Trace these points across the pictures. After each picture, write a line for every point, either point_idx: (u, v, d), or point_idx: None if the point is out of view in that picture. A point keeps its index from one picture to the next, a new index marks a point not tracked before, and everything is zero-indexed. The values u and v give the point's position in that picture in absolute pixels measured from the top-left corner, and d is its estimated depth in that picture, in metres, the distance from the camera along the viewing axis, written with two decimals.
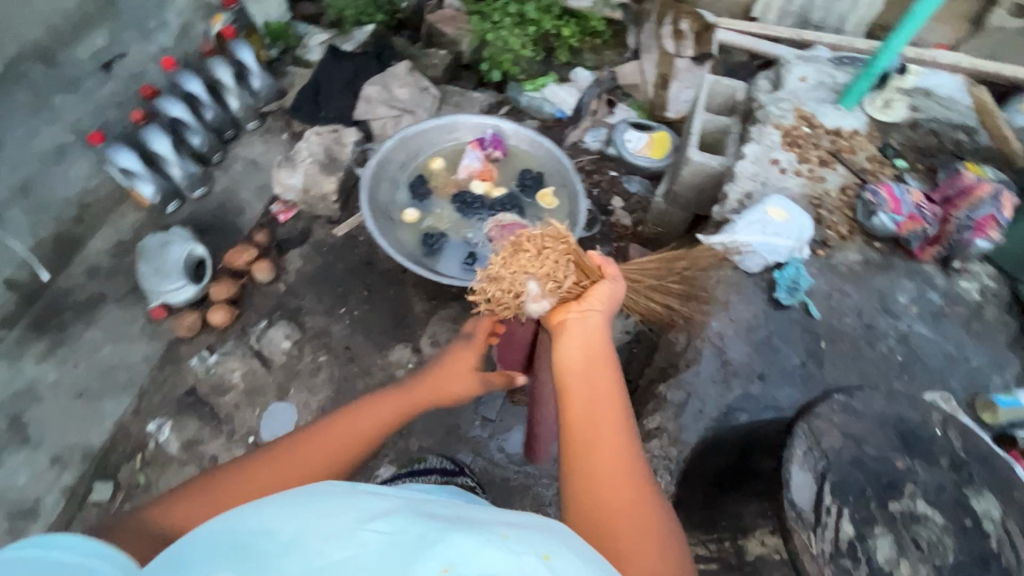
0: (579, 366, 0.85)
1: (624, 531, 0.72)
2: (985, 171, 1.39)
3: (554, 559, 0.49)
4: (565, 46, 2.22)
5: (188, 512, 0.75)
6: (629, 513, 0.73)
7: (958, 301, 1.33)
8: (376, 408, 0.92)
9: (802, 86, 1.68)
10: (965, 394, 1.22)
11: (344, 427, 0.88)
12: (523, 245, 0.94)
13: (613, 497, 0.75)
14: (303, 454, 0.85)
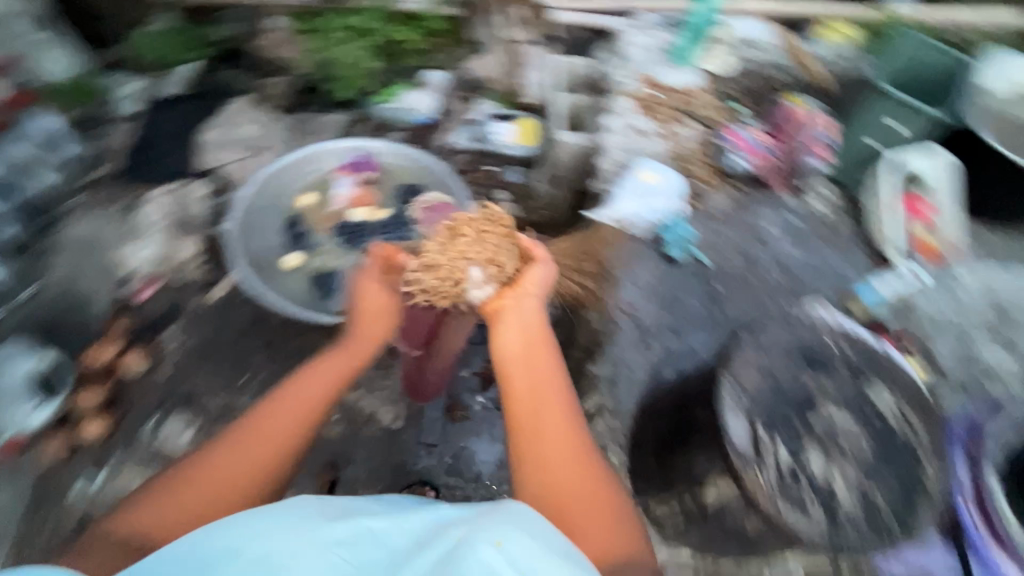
0: (521, 354, 0.92)
1: (576, 511, 0.81)
2: (805, 103, 1.64)
3: (504, 545, 0.70)
4: (410, 52, 2.11)
5: (156, 518, 0.85)
6: (579, 486, 0.83)
7: (814, 218, 1.50)
8: (299, 389, 1.01)
9: (643, 52, 1.84)
10: (836, 296, 1.40)
11: (279, 409, 0.98)
12: (463, 232, 1.04)
13: (563, 478, 0.83)
14: (241, 441, 0.94)
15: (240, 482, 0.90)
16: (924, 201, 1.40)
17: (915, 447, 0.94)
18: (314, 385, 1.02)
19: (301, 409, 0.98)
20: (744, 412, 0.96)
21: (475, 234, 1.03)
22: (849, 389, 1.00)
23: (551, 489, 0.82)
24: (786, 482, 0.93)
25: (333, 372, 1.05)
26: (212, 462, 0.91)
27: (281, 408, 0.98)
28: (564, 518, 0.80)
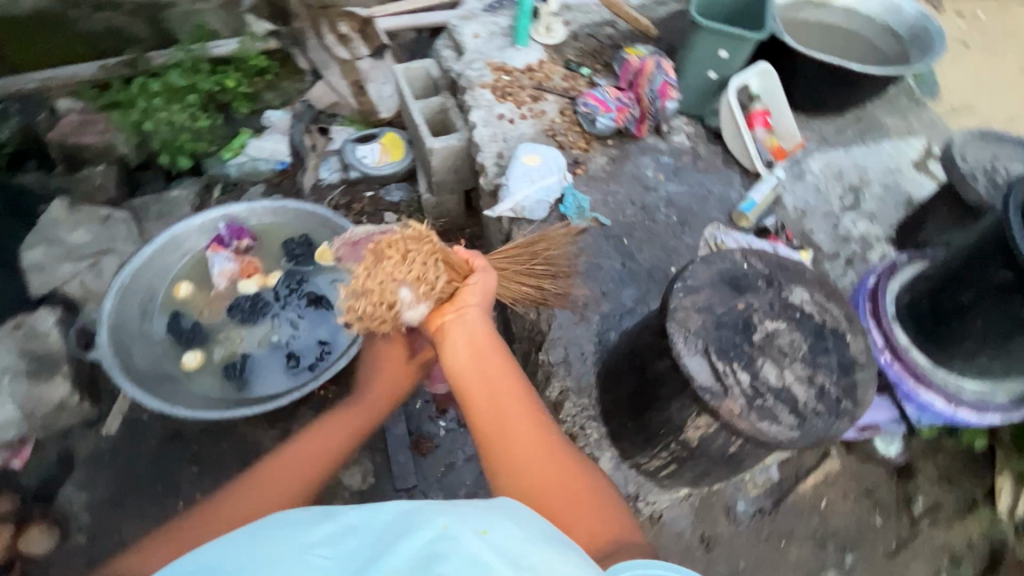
0: (472, 365, 0.80)
1: (562, 504, 0.72)
2: (639, 49, 1.71)
3: (489, 533, 0.57)
4: (240, 97, 2.06)
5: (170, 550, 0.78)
6: (563, 481, 0.74)
7: (683, 152, 1.63)
8: (318, 436, 0.99)
9: (480, 41, 1.82)
10: (726, 216, 1.53)
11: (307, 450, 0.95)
12: (387, 252, 0.87)
13: (543, 476, 0.74)
14: (266, 478, 0.89)
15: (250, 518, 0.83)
16: (765, 113, 1.59)
17: (848, 327, 0.89)
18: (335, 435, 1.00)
19: (315, 459, 0.95)
20: (697, 349, 0.84)
21: (401, 254, 0.86)
22: (775, 297, 0.90)
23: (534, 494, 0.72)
24: (756, 403, 0.80)
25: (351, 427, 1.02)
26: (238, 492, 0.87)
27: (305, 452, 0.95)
28: (554, 520, 0.71)
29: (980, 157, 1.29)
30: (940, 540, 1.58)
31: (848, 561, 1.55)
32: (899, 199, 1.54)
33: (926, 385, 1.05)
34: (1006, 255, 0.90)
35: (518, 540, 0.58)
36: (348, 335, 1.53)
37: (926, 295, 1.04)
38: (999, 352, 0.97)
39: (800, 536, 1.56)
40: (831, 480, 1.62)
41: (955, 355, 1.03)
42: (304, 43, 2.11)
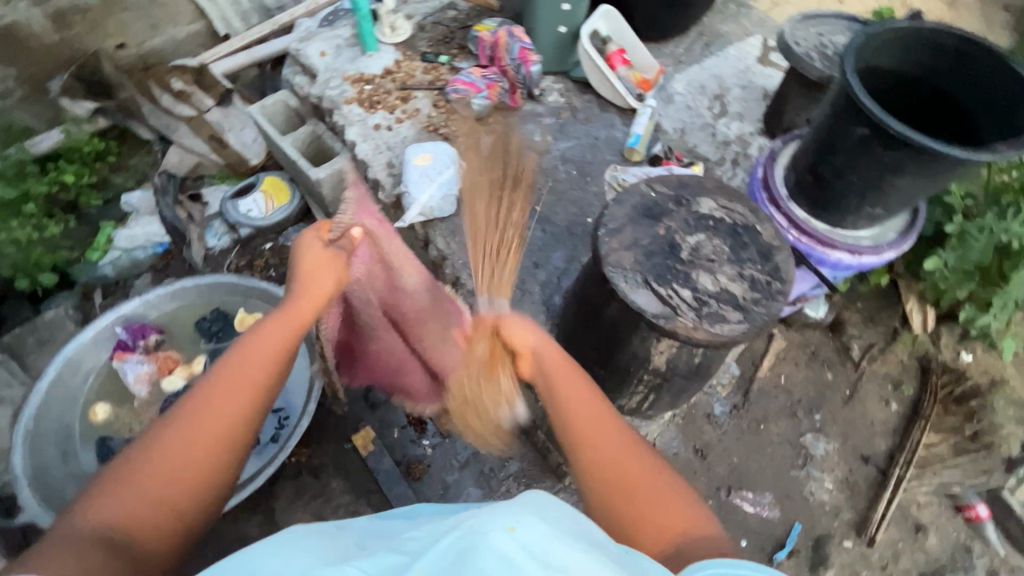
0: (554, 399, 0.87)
1: (650, 513, 0.77)
2: (488, 24, 1.73)
3: (515, 529, 0.50)
4: (87, 190, 1.93)
5: (109, 512, 0.66)
6: (645, 481, 0.80)
7: (561, 108, 1.67)
8: (256, 356, 0.79)
9: (329, 58, 1.76)
10: (618, 155, 1.60)
11: (240, 360, 0.78)
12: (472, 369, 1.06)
13: (627, 473, 0.80)
14: (212, 420, 0.73)
15: (200, 457, 0.71)
16: (621, 51, 1.66)
17: (756, 219, 0.96)
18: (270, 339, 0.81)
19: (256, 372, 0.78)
20: (639, 283, 0.89)
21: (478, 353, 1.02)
22: (687, 214, 0.96)
23: (620, 492, 0.79)
24: (704, 311, 0.86)
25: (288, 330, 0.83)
26: (182, 441, 0.71)
27: (246, 375, 0.77)
28: (644, 528, 0.76)
29: (808, 38, 1.44)
30: (881, 372, 1.79)
31: (819, 419, 1.72)
32: (758, 95, 1.69)
33: (832, 247, 1.12)
34: (858, 112, 0.98)
35: (549, 536, 0.51)
36: (300, 395, 1.45)
37: (807, 168, 1.12)
38: (877, 199, 1.06)
39: (774, 415, 1.71)
40: (782, 356, 1.78)
41: (844, 213, 1.10)
42: (137, 111, 1.89)
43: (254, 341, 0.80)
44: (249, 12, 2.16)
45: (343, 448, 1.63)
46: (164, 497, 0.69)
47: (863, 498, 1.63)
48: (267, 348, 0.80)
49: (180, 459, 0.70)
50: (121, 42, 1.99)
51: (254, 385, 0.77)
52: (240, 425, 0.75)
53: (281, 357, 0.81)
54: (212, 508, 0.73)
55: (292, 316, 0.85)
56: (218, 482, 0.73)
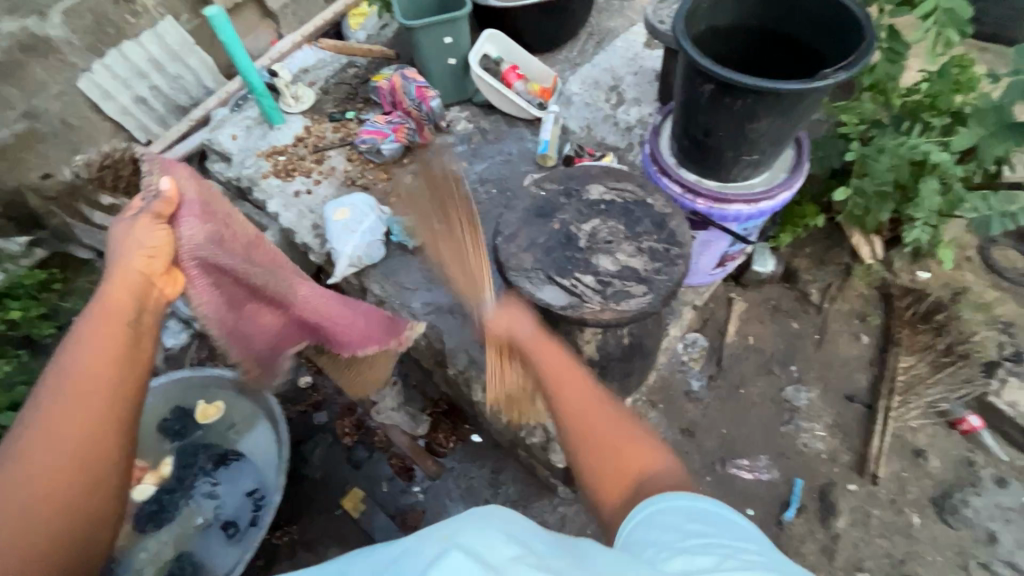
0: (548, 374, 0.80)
1: (607, 453, 0.69)
2: (385, 72, 1.79)
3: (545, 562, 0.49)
4: (38, 321, 1.88)
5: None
6: (618, 445, 0.70)
7: (470, 134, 1.71)
8: (105, 331, 0.79)
9: (241, 140, 1.80)
10: (533, 164, 1.64)
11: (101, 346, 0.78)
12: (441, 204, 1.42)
13: (592, 426, 0.72)
14: (60, 433, 0.71)
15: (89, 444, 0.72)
16: (514, 67, 1.72)
17: (646, 192, 1.00)
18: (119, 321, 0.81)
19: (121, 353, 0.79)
20: (543, 281, 0.90)
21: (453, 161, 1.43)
22: (579, 203, 0.98)
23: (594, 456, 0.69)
24: (608, 292, 0.88)
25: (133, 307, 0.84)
26: (36, 461, 0.69)
27: (86, 382, 0.75)
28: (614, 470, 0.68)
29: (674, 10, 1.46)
30: (845, 309, 1.79)
31: (796, 370, 1.71)
32: (650, 77, 1.75)
33: (729, 202, 1.14)
34: (700, 73, 1.01)
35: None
36: (272, 472, 1.44)
37: (683, 134, 1.14)
38: (750, 147, 1.07)
39: (751, 377, 1.70)
40: (745, 317, 1.79)
41: (728, 167, 1.12)
42: (73, 234, 2.02)
43: (81, 342, 0.77)
44: (164, 115, 2.15)
45: (335, 514, 1.58)
46: (34, 518, 0.67)
47: (857, 437, 1.61)
48: (99, 348, 0.78)
49: (38, 478, 0.68)
50: (45, 171, 1.96)
51: (105, 380, 0.76)
52: (98, 429, 0.73)
53: (120, 351, 0.79)
54: (102, 512, 0.73)
55: (119, 304, 0.82)
56: (95, 484, 0.72)
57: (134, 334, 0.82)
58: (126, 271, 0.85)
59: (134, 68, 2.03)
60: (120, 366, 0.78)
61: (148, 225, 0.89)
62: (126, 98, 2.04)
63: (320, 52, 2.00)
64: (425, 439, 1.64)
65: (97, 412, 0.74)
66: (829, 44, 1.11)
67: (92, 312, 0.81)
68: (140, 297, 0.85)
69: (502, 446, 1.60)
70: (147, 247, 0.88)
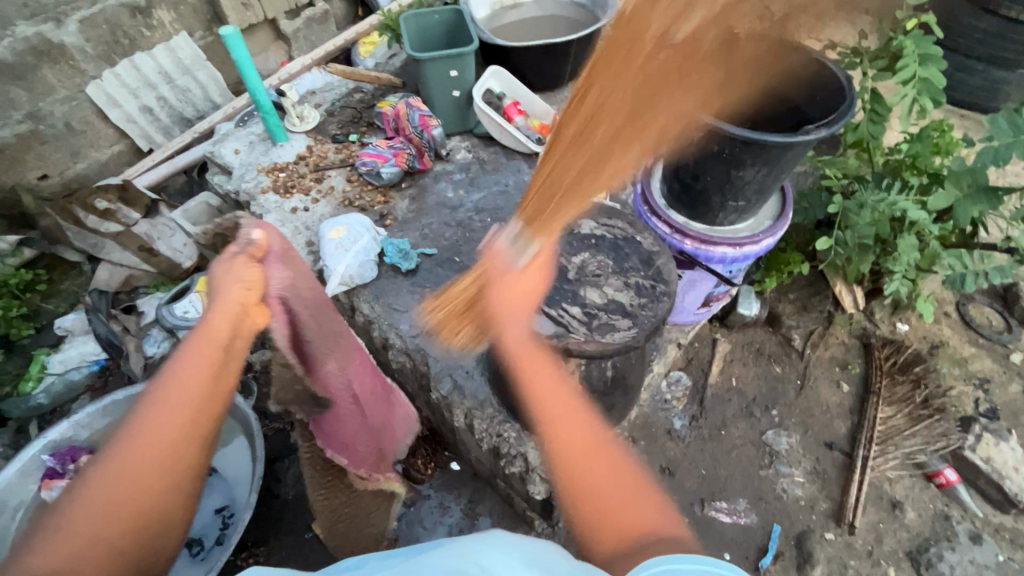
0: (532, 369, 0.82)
1: (593, 489, 0.72)
2: (390, 99, 1.84)
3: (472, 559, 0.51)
4: (17, 320, 1.88)
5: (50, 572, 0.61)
6: (614, 489, 0.73)
7: (469, 164, 1.76)
8: (186, 376, 0.73)
9: (243, 154, 1.83)
10: (529, 196, 1.68)
11: (180, 393, 0.72)
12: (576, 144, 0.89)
13: (572, 458, 0.75)
14: (136, 476, 0.67)
15: (162, 488, 0.68)
16: (515, 103, 1.78)
17: (634, 230, 1.03)
18: (201, 369, 0.74)
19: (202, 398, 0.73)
20: (531, 310, 0.92)
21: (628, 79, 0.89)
22: (570, 236, 1.01)
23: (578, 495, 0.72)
24: (594, 324, 0.90)
25: (217, 354, 0.76)
26: (110, 488, 0.66)
27: (169, 419, 0.70)
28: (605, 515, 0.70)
29: None
30: (826, 356, 1.82)
31: (777, 414, 1.72)
32: None
33: (714, 244, 1.18)
34: (692, 121, 1.06)
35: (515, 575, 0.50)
36: (243, 489, 1.42)
37: (672, 176, 1.19)
38: (736, 193, 1.12)
39: (732, 418, 1.71)
40: (728, 359, 1.81)
41: (714, 211, 1.17)
42: (63, 237, 1.92)
43: (169, 383, 0.72)
44: (169, 126, 2.18)
45: (304, 538, 1.54)
46: (90, 551, 0.64)
47: (835, 486, 1.61)
48: (188, 381, 0.73)
49: (113, 508, 0.66)
50: (43, 173, 1.99)
51: (181, 421, 0.71)
52: (170, 470, 0.69)
53: (208, 389, 0.74)
54: (159, 553, 0.69)
55: (214, 336, 0.77)
56: (152, 528, 0.68)
57: (223, 369, 0.77)
58: (225, 303, 0.79)
59: (142, 78, 2.06)
60: (206, 407, 0.73)
61: (243, 261, 0.83)
62: (132, 106, 2.07)
63: (328, 76, 2.06)
64: (402, 464, 1.60)
65: (175, 455, 0.70)
66: (813, 103, 1.18)
67: (189, 343, 0.76)
68: (234, 331, 0.79)
69: (481, 476, 1.58)
70: (245, 282, 0.81)
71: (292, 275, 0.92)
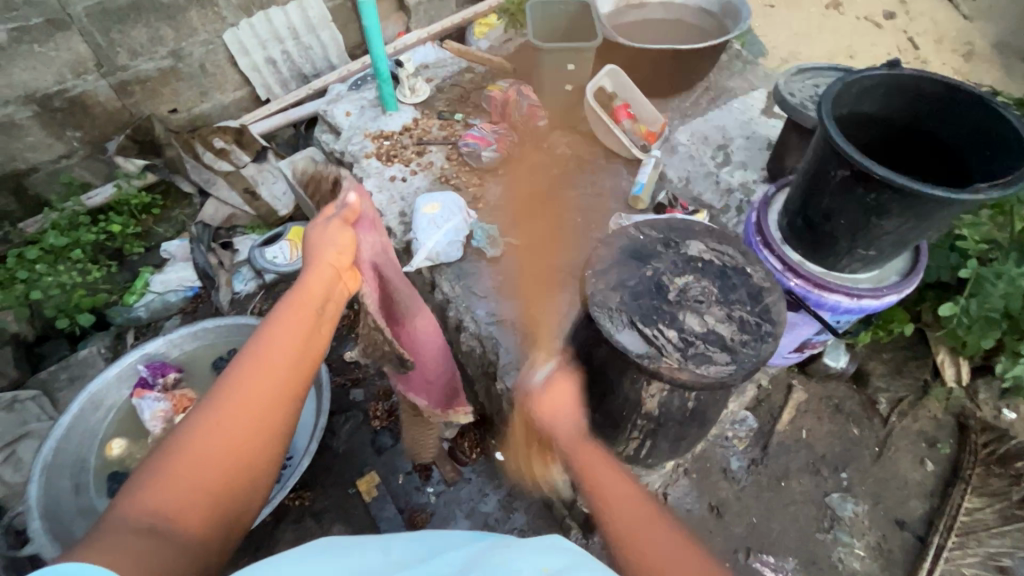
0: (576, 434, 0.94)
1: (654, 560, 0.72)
2: (500, 83, 1.84)
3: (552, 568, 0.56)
4: (131, 238, 2.05)
5: (169, 484, 0.62)
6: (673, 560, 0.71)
7: (568, 161, 1.73)
8: (292, 318, 0.81)
9: (353, 117, 1.89)
10: (623, 203, 1.63)
11: (291, 329, 0.79)
12: None
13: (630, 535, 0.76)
14: (247, 397, 0.70)
15: (271, 409, 0.71)
16: (626, 106, 1.73)
17: (746, 261, 0.98)
18: (305, 316, 0.82)
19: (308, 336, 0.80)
20: (625, 323, 0.90)
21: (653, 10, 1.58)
22: (676, 255, 0.98)
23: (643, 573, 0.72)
24: (690, 352, 0.87)
25: (315, 306, 0.85)
26: (226, 407, 0.69)
27: (275, 361, 0.75)
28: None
29: (804, 89, 1.50)
30: (913, 429, 1.67)
31: (846, 478, 1.60)
32: (760, 144, 1.75)
33: (828, 290, 1.14)
34: (839, 157, 1.03)
35: None
36: (304, 436, 1.50)
37: (798, 211, 1.17)
38: (868, 241, 1.08)
39: (796, 472, 1.60)
40: (803, 409, 1.69)
41: (837, 256, 1.14)
42: (183, 168, 2.03)
43: (280, 320, 0.80)
44: (287, 79, 2.29)
45: (348, 493, 1.60)
46: (206, 476, 0.64)
47: (898, 569, 1.49)
48: (295, 321, 0.81)
49: (227, 425, 0.68)
50: (174, 107, 2.14)
51: (291, 353, 0.77)
52: (275, 403, 0.72)
53: (306, 338, 0.80)
54: (259, 477, 0.69)
55: (314, 293, 0.88)
56: (262, 454, 0.69)
57: (320, 319, 0.85)
58: (323, 265, 0.93)
59: (272, 31, 2.14)
60: (307, 348, 0.79)
61: (338, 226, 1.00)
62: (259, 57, 2.17)
63: (442, 52, 2.08)
64: (450, 443, 1.62)
65: (280, 390, 0.73)
66: (983, 156, 1.09)
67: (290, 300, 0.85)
68: (329, 289, 0.91)
69: (523, 472, 1.58)
70: (338, 248, 0.97)
71: (376, 238, 1.12)
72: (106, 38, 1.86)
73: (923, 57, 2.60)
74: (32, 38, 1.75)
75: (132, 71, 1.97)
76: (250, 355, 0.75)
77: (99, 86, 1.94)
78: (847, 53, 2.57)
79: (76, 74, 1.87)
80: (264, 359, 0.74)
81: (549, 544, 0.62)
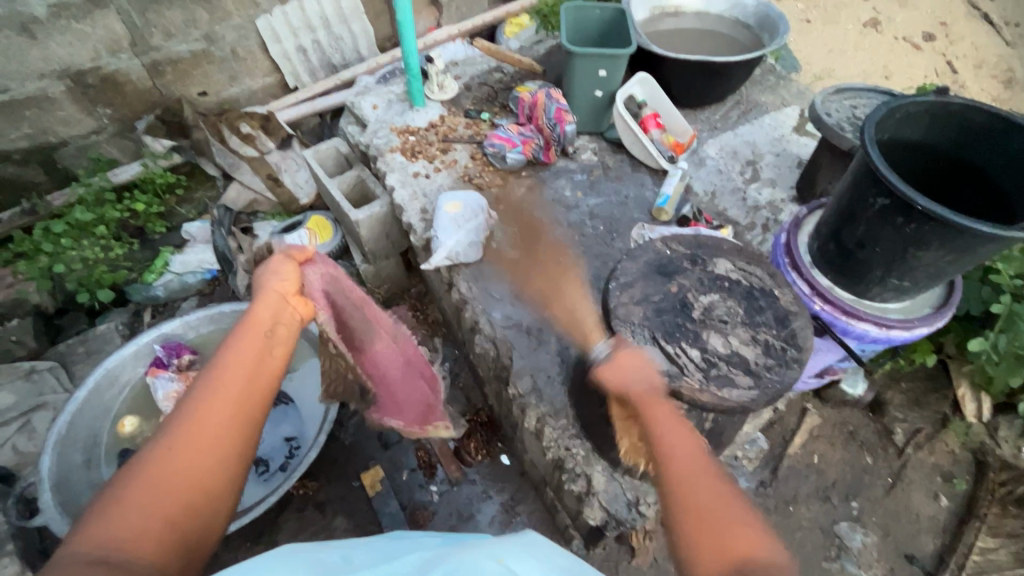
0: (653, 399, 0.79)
1: (704, 491, 0.70)
2: (529, 85, 1.83)
3: (507, 559, 0.55)
4: (153, 218, 2.07)
5: (111, 530, 0.60)
6: (721, 504, 0.68)
7: (592, 168, 1.71)
8: (238, 352, 0.79)
9: (379, 109, 1.88)
10: (647, 214, 1.61)
11: (233, 364, 0.77)
12: None
13: (688, 494, 0.69)
14: (195, 436, 0.69)
15: (216, 448, 0.69)
16: (655, 115, 1.71)
17: (774, 283, 0.96)
18: (252, 346, 0.80)
19: (255, 368, 0.78)
20: (647, 338, 0.88)
21: None
22: (702, 273, 0.96)
23: (693, 527, 0.67)
24: (712, 373, 0.85)
25: (263, 337, 0.82)
26: (173, 450, 0.67)
27: (222, 389, 0.74)
28: (708, 524, 0.66)
29: (840, 110, 1.47)
30: (929, 462, 1.63)
31: (856, 507, 1.56)
32: (791, 163, 1.72)
33: (857, 318, 1.12)
34: (878, 184, 1.01)
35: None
36: (312, 427, 1.51)
37: (830, 236, 1.15)
38: (903, 272, 1.06)
39: (805, 497, 1.57)
40: (817, 434, 1.65)
41: (868, 284, 1.12)
42: (208, 151, 2.04)
43: (228, 354, 0.78)
44: (316, 69, 2.29)
45: (351, 485, 1.60)
46: (148, 516, 0.63)
47: None
48: (244, 352, 0.79)
49: (173, 468, 0.66)
50: (203, 90, 2.14)
51: (238, 386, 0.75)
52: (219, 440, 0.70)
53: (253, 368, 0.78)
54: (212, 516, 0.67)
55: (261, 320, 0.85)
56: (209, 492, 0.67)
57: (270, 347, 0.82)
58: (268, 292, 0.90)
59: (305, 20, 2.15)
60: (254, 380, 0.77)
61: (285, 260, 0.97)
62: (290, 45, 2.18)
63: (470, 50, 2.07)
64: (456, 443, 1.62)
65: (225, 426, 0.71)
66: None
67: (236, 331, 0.82)
68: (278, 314, 0.88)
69: (528, 477, 1.57)
70: (285, 275, 0.94)
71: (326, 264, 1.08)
72: (142, 18, 1.87)
73: (962, 82, 2.55)
74: (71, 14, 1.76)
75: (165, 52, 1.98)
76: (197, 388, 0.74)
77: (132, 66, 1.95)
78: (883, 73, 2.52)
79: (111, 51, 1.89)
80: (210, 398, 0.73)
81: (521, 537, 0.62)
